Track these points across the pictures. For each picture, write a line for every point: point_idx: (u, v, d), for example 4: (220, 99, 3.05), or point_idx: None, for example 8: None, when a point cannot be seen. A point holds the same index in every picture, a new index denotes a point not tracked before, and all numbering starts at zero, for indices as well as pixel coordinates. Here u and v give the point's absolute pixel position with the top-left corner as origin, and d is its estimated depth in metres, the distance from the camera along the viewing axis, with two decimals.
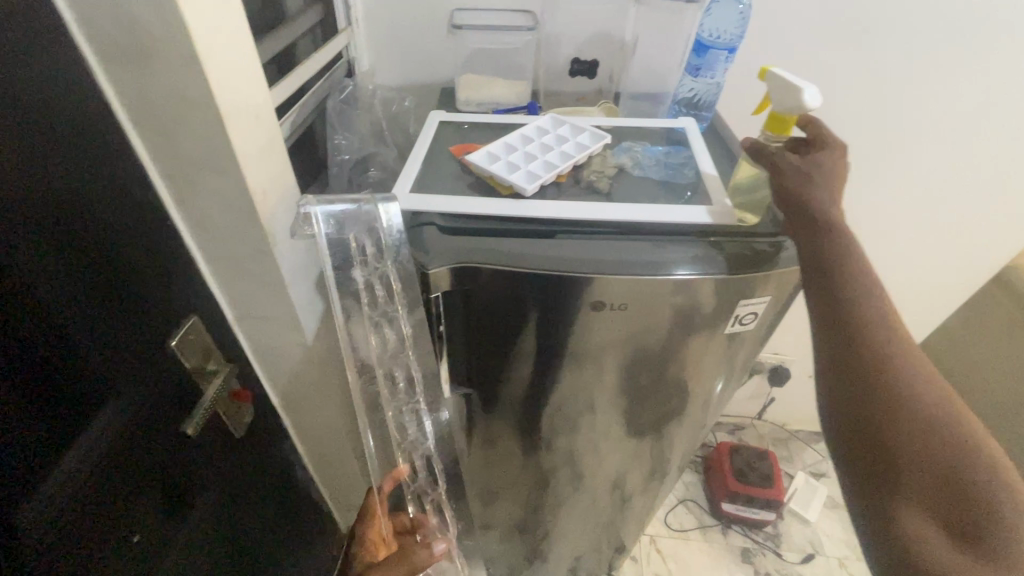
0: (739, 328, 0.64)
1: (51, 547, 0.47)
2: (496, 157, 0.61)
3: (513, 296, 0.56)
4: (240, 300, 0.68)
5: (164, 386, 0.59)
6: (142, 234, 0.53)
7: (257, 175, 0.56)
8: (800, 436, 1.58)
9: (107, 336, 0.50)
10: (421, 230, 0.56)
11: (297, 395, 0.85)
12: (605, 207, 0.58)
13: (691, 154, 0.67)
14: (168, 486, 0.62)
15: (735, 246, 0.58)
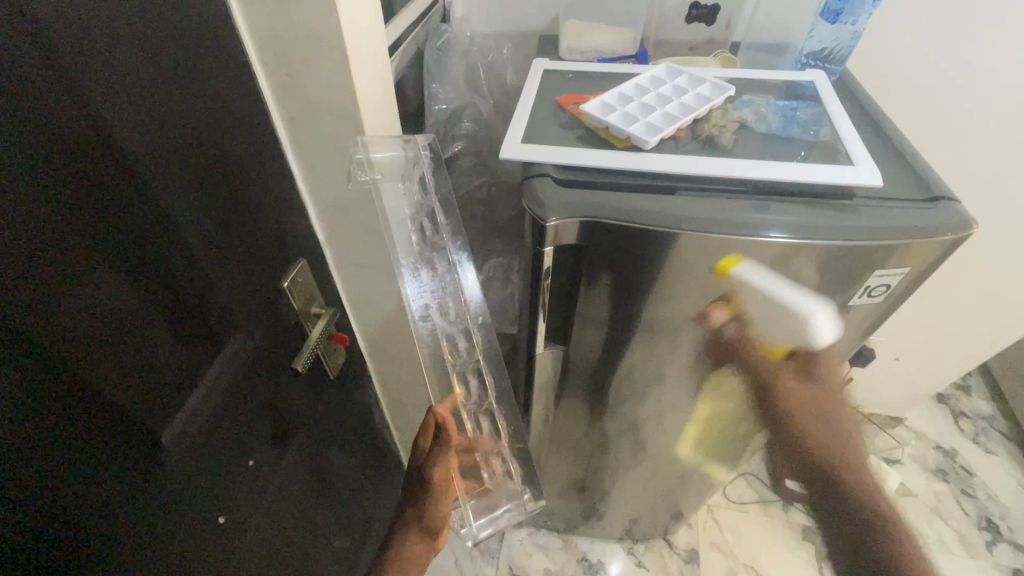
0: (866, 300, 0.58)
1: (190, 460, 0.52)
2: (611, 108, 0.59)
3: (624, 253, 0.55)
4: (343, 245, 0.70)
5: (279, 324, 0.62)
6: (263, 175, 0.56)
7: (371, 118, 0.57)
8: (874, 419, 1.51)
9: (234, 272, 0.53)
10: (536, 180, 0.55)
11: (384, 342, 0.88)
12: (731, 163, 0.55)
13: (824, 110, 0.62)
14: (276, 417, 0.66)
15: (877, 211, 0.53)
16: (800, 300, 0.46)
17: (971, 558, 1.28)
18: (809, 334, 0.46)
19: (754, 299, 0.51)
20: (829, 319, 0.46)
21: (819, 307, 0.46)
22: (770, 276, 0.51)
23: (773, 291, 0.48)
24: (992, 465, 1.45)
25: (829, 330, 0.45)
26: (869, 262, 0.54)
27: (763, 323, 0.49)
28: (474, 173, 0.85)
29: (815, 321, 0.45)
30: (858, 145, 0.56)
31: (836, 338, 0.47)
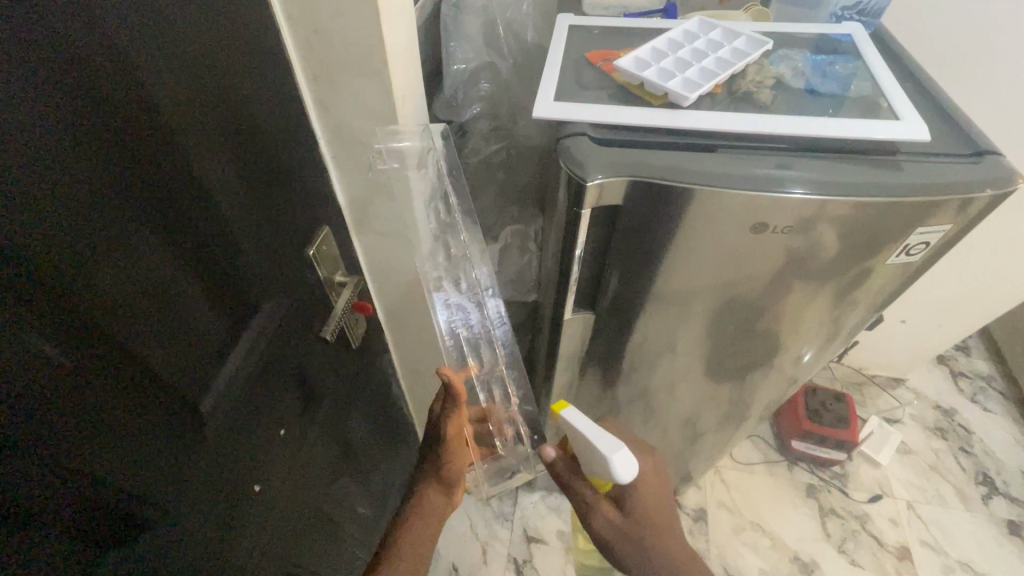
0: (905, 258, 0.62)
1: (226, 427, 0.52)
2: (647, 64, 0.59)
3: (662, 212, 0.55)
4: (365, 213, 0.68)
5: (307, 293, 0.62)
6: (288, 140, 0.54)
7: (399, 77, 0.55)
8: (876, 381, 1.54)
9: (264, 240, 0.53)
10: (575, 140, 0.55)
11: (403, 313, 0.87)
12: (770, 118, 0.56)
13: (863, 64, 0.63)
14: (303, 388, 0.66)
15: (920, 165, 0.54)
16: (606, 442, 0.58)
17: (968, 511, 1.33)
18: (612, 468, 0.57)
19: (583, 444, 0.61)
20: (627, 460, 0.57)
21: (622, 445, 0.58)
22: (588, 425, 0.61)
23: (591, 438, 0.59)
24: (988, 423, 1.49)
25: (624, 464, 0.57)
26: (917, 217, 0.56)
27: (592, 458, 0.60)
28: (493, 137, 0.83)
29: (611, 459, 0.57)
30: (903, 99, 0.57)
31: (632, 473, 0.58)
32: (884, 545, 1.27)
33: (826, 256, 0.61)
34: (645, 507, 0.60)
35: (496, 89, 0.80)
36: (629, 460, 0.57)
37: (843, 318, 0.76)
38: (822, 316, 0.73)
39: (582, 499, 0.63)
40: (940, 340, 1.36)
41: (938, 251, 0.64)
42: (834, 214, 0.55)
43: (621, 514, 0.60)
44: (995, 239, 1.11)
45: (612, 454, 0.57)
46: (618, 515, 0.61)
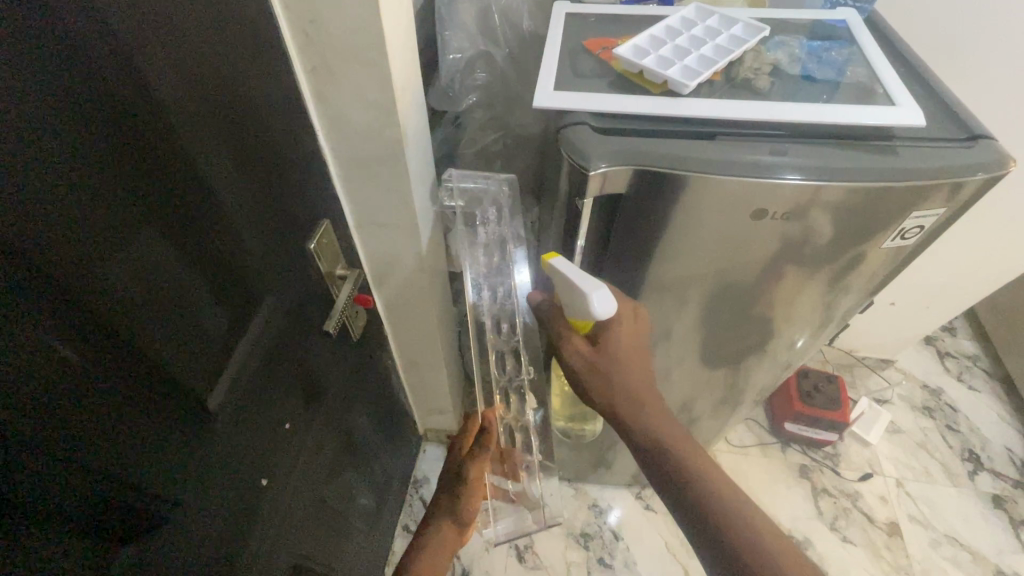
0: (900, 242, 0.63)
1: (233, 423, 0.52)
2: (645, 52, 0.59)
3: (662, 201, 0.56)
4: (364, 205, 0.68)
5: (309, 288, 0.62)
6: (289, 135, 0.54)
7: (398, 68, 0.55)
8: (866, 362, 1.57)
9: (267, 236, 0.53)
10: (576, 130, 0.55)
11: (402, 306, 0.87)
12: (769, 106, 0.56)
13: (858, 49, 0.63)
14: (307, 381, 0.66)
15: (915, 150, 0.55)
16: (585, 281, 0.57)
17: (955, 486, 1.37)
18: (590, 305, 0.56)
19: (564, 285, 0.59)
20: (605, 297, 0.56)
21: (602, 284, 0.57)
22: (573, 267, 0.60)
23: (572, 277, 0.57)
24: (975, 401, 1.53)
25: (602, 301, 0.56)
26: (912, 201, 0.57)
27: (570, 297, 0.59)
28: (490, 127, 0.84)
29: (590, 296, 0.56)
30: (898, 85, 0.58)
31: (610, 312, 0.56)
32: (874, 522, 1.31)
33: (822, 240, 0.61)
34: (618, 346, 0.59)
35: (491, 79, 0.80)
36: (607, 298, 0.56)
37: (838, 302, 0.77)
38: (817, 299, 0.74)
39: (559, 335, 0.63)
40: (928, 321, 1.39)
41: (932, 234, 0.65)
42: (830, 200, 0.55)
43: (592, 348, 0.60)
44: (982, 221, 1.13)
45: (590, 292, 0.56)
46: (589, 350, 0.60)
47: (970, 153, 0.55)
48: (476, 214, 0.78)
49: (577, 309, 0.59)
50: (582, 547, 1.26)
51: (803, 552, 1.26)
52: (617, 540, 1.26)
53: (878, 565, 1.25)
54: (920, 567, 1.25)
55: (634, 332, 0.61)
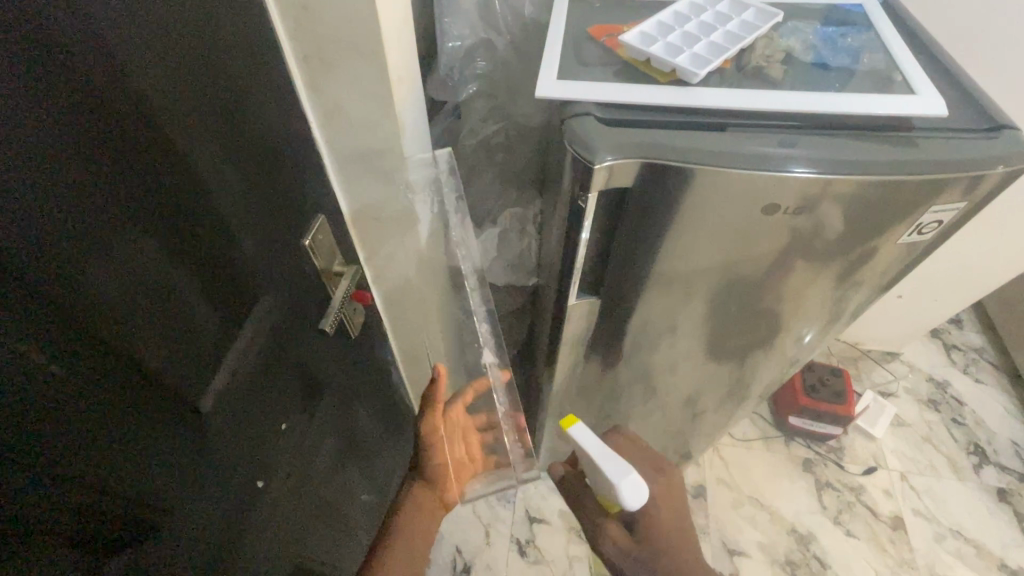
0: (916, 237, 0.61)
1: (229, 425, 0.51)
2: (652, 39, 0.57)
3: (670, 196, 0.54)
4: (362, 200, 0.66)
5: (306, 285, 0.61)
6: (282, 128, 0.51)
7: (395, 57, 0.53)
8: (872, 355, 1.56)
9: (261, 232, 0.51)
10: (580, 121, 0.53)
11: (402, 301, 0.85)
12: (782, 96, 0.54)
13: (875, 36, 0.61)
14: (304, 379, 0.65)
15: (934, 141, 0.53)
16: (613, 468, 0.60)
17: (960, 480, 1.36)
18: (618, 492, 0.59)
19: (590, 462, 0.63)
20: (634, 485, 0.58)
21: (630, 470, 0.59)
22: (597, 444, 0.63)
23: (600, 463, 0.61)
24: (981, 394, 1.51)
25: (633, 492, 0.58)
26: (930, 195, 0.55)
27: (601, 481, 0.62)
28: (490, 118, 0.81)
29: (618, 484, 0.59)
30: (917, 72, 0.55)
31: (640, 500, 0.58)
32: (878, 516, 1.30)
33: (834, 234, 0.59)
34: (657, 531, 0.66)
35: (492, 68, 0.78)
36: (638, 487, 0.58)
37: (848, 298, 0.76)
38: (826, 295, 0.72)
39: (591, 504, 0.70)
40: (935, 314, 1.37)
41: (949, 230, 0.63)
42: (844, 191, 0.53)
43: (628, 536, 0.67)
44: (994, 213, 1.11)
45: (619, 478, 0.59)
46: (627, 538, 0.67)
47: (993, 144, 0.53)
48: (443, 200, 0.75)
49: (604, 488, 0.62)
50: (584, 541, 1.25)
51: (806, 546, 1.26)
52: None
53: (882, 559, 1.24)
54: (924, 560, 1.24)
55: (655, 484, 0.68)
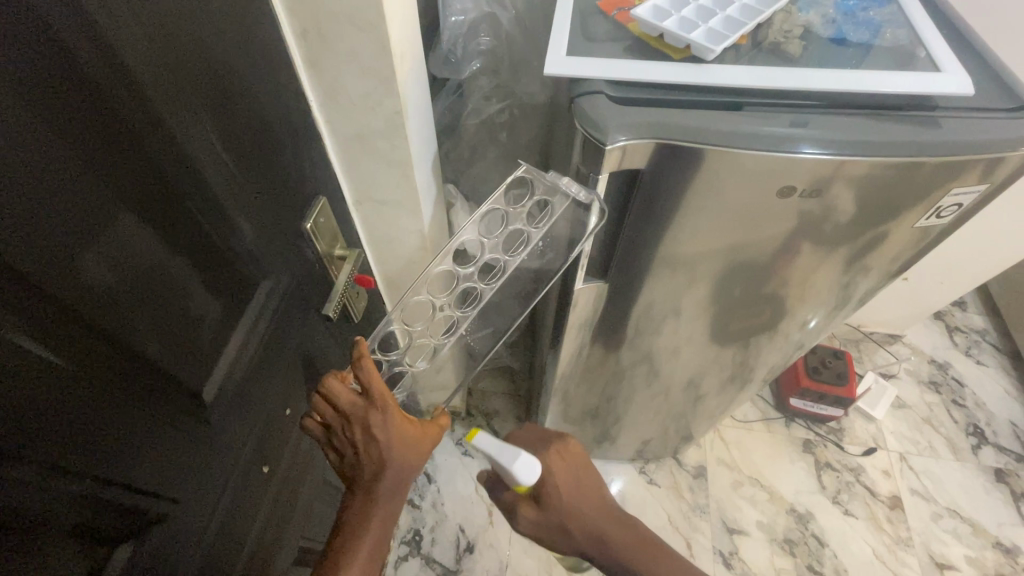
0: (935, 220, 0.60)
1: (232, 412, 0.51)
2: (666, 13, 0.54)
3: (679, 179, 0.53)
4: (364, 182, 0.64)
5: (306, 268, 0.59)
6: (279, 107, 0.49)
7: (397, 33, 0.50)
8: (874, 337, 1.55)
9: (258, 215, 0.50)
10: (590, 99, 0.51)
11: (403, 285, 0.84)
12: (801, 73, 0.52)
13: (897, 10, 0.59)
14: (307, 362, 0.64)
15: (959, 121, 0.51)
16: (504, 453, 0.58)
17: (958, 460, 1.37)
18: (515, 476, 0.58)
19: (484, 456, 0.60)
20: (528, 464, 0.58)
21: (522, 451, 0.58)
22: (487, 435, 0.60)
23: (491, 453, 0.58)
24: (982, 376, 1.52)
25: (525, 470, 0.57)
26: (952, 176, 0.53)
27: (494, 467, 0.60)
28: (494, 96, 0.79)
29: (514, 469, 0.57)
30: (942, 48, 0.53)
31: (535, 475, 0.58)
32: (876, 496, 1.32)
33: (849, 216, 0.58)
34: (558, 496, 0.60)
35: (497, 42, 0.75)
36: (530, 465, 0.58)
37: (856, 285, 0.75)
38: (835, 279, 0.71)
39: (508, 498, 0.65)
40: (942, 297, 1.35)
41: (966, 213, 0.62)
42: (864, 173, 0.51)
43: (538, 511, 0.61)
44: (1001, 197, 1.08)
45: (511, 462, 0.58)
46: (536, 511, 0.62)
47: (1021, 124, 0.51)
48: (527, 200, 0.60)
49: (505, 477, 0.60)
50: None
51: (804, 525, 1.28)
52: None
53: (879, 537, 1.26)
54: (920, 539, 1.26)
55: (570, 479, 0.62)
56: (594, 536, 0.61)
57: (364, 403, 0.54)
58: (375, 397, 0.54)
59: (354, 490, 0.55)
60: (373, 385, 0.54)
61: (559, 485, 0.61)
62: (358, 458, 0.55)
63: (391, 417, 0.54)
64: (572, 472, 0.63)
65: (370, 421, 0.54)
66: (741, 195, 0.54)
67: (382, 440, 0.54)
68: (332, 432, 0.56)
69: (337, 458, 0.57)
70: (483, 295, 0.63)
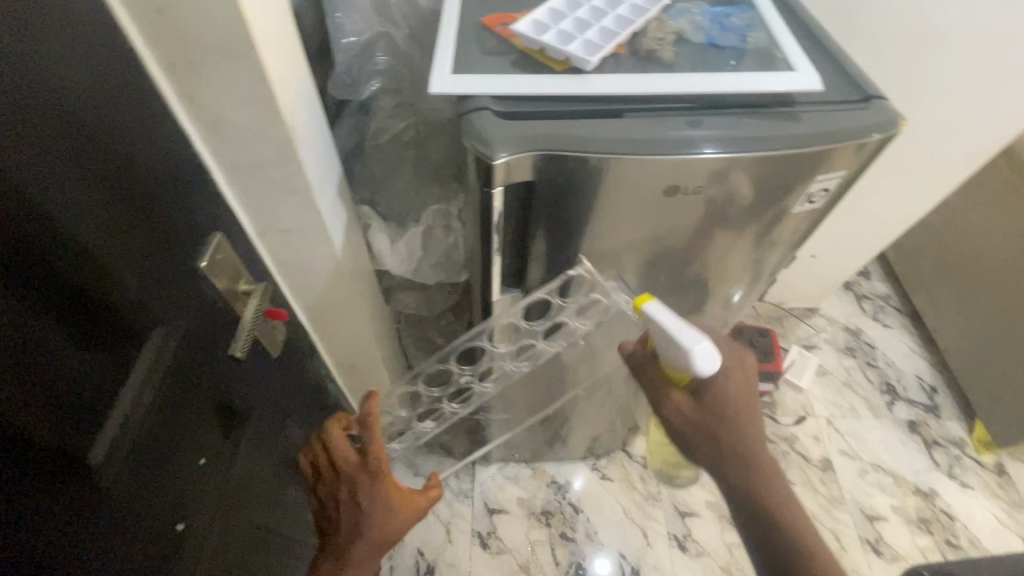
0: (808, 205, 0.65)
1: (130, 473, 0.47)
2: (545, 26, 0.56)
3: (572, 186, 0.55)
4: (263, 212, 0.62)
5: (207, 310, 0.56)
6: (156, 145, 0.47)
7: (275, 62, 0.49)
8: (795, 312, 1.67)
9: (143, 262, 0.46)
10: (477, 115, 0.52)
11: (326, 312, 0.81)
12: (675, 78, 0.55)
13: (757, 14, 0.63)
14: (219, 406, 0.61)
15: (817, 115, 0.56)
16: (686, 335, 0.54)
17: (877, 418, 1.49)
18: (693, 363, 0.54)
19: (658, 335, 0.57)
20: (709, 353, 0.54)
21: (704, 338, 0.54)
22: (669, 314, 0.56)
23: (672, 330, 0.55)
24: (890, 338, 1.65)
25: (706, 358, 0.54)
26: (816, 165, 0.58)
27: (666, 350, 0.57)
28: (398, 115, 0.79)
29: (694, 355, 0.54)
30: (797, 50, 0.58)
31: (713, 367, 0.55)
32: (810, 460, 1.41)
33: (735, 206, 0.62)
34: (722, 403, 0.57)
35: (394, 60, 0.77)
36: (710, 356, 0.54)
37: (756, 267, 0.80)
38: (737, 264, 0.76)
39: (657, 388, 0.62)
40: (847, 269, 1.47)
41: (837, 195, 0.67)
42: (739, 168, 0.55)
43: (695, 404, 0.59)
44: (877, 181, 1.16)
45: (692, 345, 0.54)
46: (691, 406, 0.59)
47: (868, 113, 0.57)
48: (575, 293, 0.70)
49: (675, 363, 0.56)
50: (544, 524, 1.27)
51: None
52: (578, 513, 1.29)
53: (816, 499, 1.35)
54: (851, 496, 1.36)
55: (742, 387, 0.59)
56: (734, 458, 0.57)
57: (360, 462, 0.65)
58: (369, 462, 0.63)
59: (336, 537, 0.66)
60: (373, 452, 0.63)
61: (729, 386, 0.58)
62: (345, 510, 0.65)
63: (379, 483, 0.64)
64: (745, 376, 0.60)
65: (361, 480, 0.64)
66: (631, 195, 0.56)
67: (364, 500, 0.63)
68: (328, 479, 0.67)
69: (329, 503, 0.68)
70: (508, 370, 0.80)
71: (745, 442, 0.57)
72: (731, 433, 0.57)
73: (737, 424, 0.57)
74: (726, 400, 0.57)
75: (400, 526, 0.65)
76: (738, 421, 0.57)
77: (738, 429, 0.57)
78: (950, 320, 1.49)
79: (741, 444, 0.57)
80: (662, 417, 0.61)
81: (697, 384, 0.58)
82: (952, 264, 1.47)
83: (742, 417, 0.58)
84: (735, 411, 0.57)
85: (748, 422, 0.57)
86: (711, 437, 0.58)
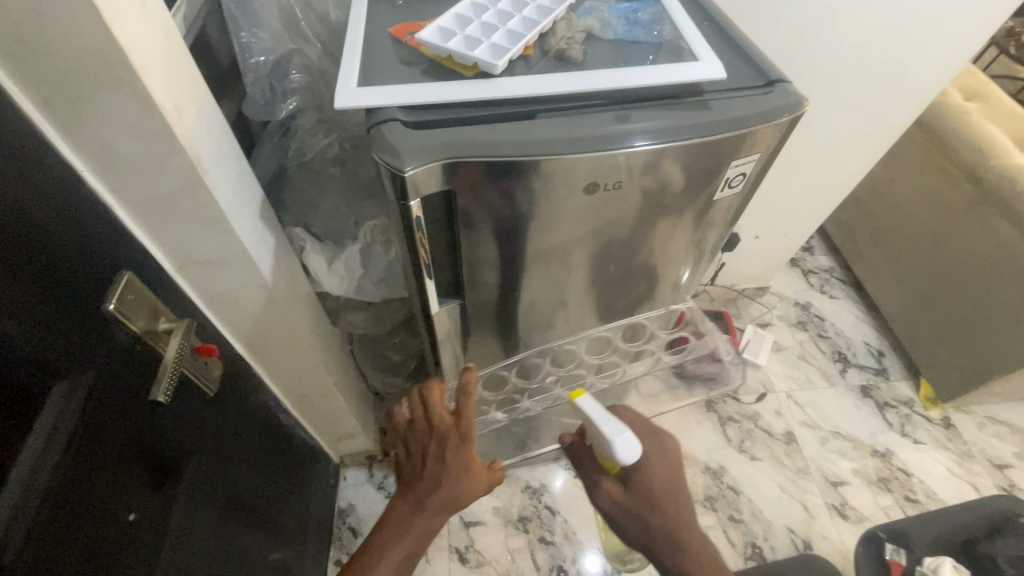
0: (728, 190, 0.67)
1: (37, 546, 0.43)
2: (451, 33, 0.55)
3: (493, 192, 0.54)
4: (178, 245, 0.59)
5: (120, 354, 0.52)
6: (37, 185, 0.43)
7: (163, 87, 0.46)
8: (747, 292, 1.72)
9: (32, 313, 0.42)
10: (386, 128, 0.51)
11: (266, 342, 0.78)
12: (584, 76, 0.55)
13: (663, 8, 0.65)
14: (146, 455, 0.57)
15: (726, 102, 0.57)
16: (610, 427, 0.60)
17: (831, 386, 1.54)
18: (615, 452, 0.60)
19: (587, 427, 0.63)
20: (630, 443, 0.60)
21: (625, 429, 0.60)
22: (595, 406, 0.62)
23: (598, 424, 0.61)
24: (837, 308, 1.72)
25: (626, 448, 0.60)
26: (730, 152, 0.59)
27: (595, 439, 0.63)
28: (319, 132, 0.77)
29: (615, 445, 0.60)
30: (701, 40, 0.59)
31: (634, 455, 0.60)
32: (773, 435, 1.44)
33: (661, 197, 0.63)
34: (651, 487, 0.62)
35: (310, 78, 0.76)
36: (632, 445, 0.60)
37: (693, 253, 0.82)
38: (672, 254, 0.78)
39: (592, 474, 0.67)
40: (789, 247, 1.52)
41: (756, 178, 0.69)
42: (655, 161, 0.56)
43: (624, 492, 0.63)
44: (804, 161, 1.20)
45: (615, 437, 0.60)
46: (620, 492, 0.64)
47: (773, 97, 0.58)
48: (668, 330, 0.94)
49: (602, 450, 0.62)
50: (521, 531, 1.26)
51: (719, 479, 1.36)
52: (555, 514, 1.28)
53: (783, 472, 1.38)
54: (815, 465, 1.40)
55: (664, 472, 0.63)
56: (671, 541, 0.60)
57: (450, 419, 0.64)
58: (461, 420, 0.63)
59: (404, 495, 0.64)
60: (466, 410, 0.63)
61: (649, 473, 0.63)
62: (422, 467, 0.64)
63: (465, 446, 0.63)
64: (667, 457, 0.65)
65: (450, 437, 0.63)
66: (554, 197, 0.56)
67: (446, 459, 0.63)
68: (411, 430, 0.66)
69: (404, 453, 0.67)
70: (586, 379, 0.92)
71: (673, 525, 0.61)
72: (658, 515, 0.61)
73: (661, 507, 0.62)
74: (647, 484, 0.62)
75: (465, 497, 0.64)
76: (660, 505, 0.62)
77: (661, 512, 0.62)
78: (888, 287, 1.56)
79: (667, 524, 0.61)
80: (597, 505, 0.65)
81: (626, 472, 0.64)
82: (882, 233, 1.54)
83: (664, 498, 0.62)
84: (657, 492, 0.62)
85: (670, 507, 0.62)
86: (637, 521, 0.63)
